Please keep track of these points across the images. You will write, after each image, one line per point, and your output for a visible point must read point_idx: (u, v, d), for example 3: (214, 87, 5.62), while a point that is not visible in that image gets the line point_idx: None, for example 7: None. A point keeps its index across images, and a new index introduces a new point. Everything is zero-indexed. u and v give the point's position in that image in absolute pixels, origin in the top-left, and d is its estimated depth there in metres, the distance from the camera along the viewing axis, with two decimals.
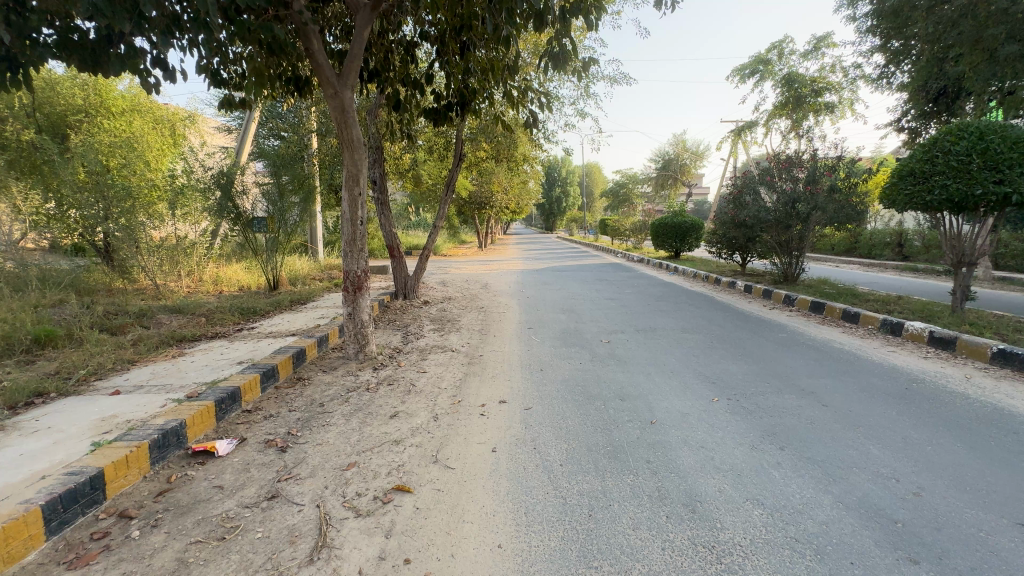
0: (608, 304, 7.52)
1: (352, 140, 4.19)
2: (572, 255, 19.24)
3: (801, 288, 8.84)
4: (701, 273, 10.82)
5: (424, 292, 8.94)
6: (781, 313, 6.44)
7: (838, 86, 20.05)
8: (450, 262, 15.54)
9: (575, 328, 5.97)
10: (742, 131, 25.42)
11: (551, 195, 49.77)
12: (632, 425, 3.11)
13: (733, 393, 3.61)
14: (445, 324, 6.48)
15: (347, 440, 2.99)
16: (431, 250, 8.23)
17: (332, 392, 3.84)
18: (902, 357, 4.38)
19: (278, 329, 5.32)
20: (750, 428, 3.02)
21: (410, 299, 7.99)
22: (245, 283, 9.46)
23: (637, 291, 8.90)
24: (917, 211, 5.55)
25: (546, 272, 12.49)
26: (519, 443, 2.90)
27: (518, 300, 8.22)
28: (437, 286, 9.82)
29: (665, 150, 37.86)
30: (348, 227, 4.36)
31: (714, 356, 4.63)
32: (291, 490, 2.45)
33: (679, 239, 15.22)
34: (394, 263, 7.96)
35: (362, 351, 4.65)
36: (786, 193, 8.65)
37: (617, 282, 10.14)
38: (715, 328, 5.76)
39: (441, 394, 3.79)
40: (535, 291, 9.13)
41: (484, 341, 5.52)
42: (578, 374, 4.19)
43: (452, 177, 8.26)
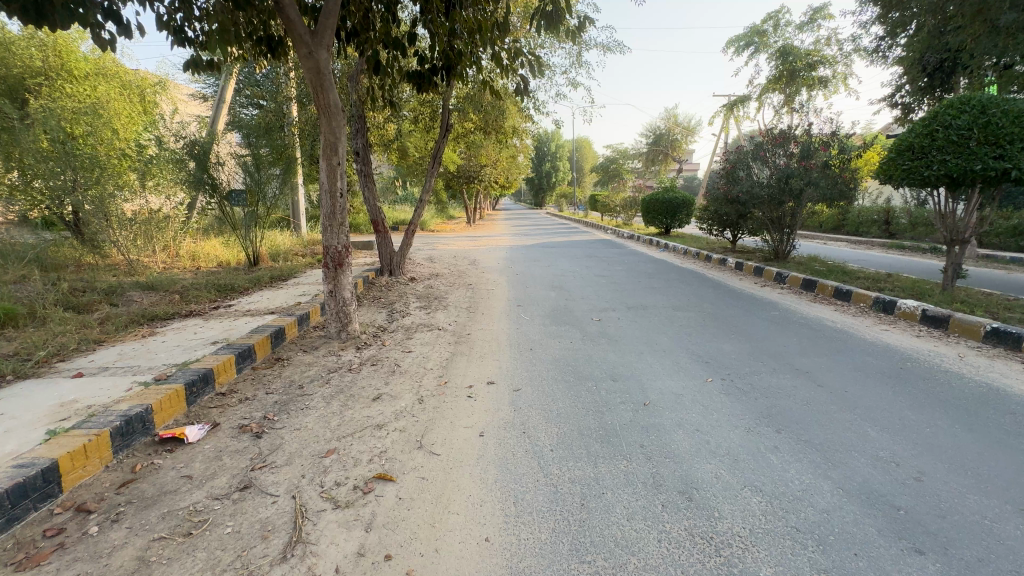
0: (599, 282, 7.38)
1: (330, 105, 3.91)
2: (562, 231, 19.05)
3: (791, 265, 8.78)
4: (692, 250, 10.72)
5: (411, 269, 8.70)
6: (773, 291, 6.37)
7: (833, 60, 19.75)
8: (438, 237, 15.23)
9: (566, 306, 5.83)
10: (735, 105, 25.07)
11: (540, 170, 49.12)
12: (624, 407, 3.00)
13: (727, 374, 3.51)
14: (432, 301, 6.30)
15: (326, 425, 2.84)
16: (417, 225, 7.94)
17: (312, 373, 3.67)
18: (895, 336, 4.33)
19: (256, 307, 5.09)
20: (746, 409, 2.93)
21: (396, 276, 7.76)
22: (224, 259, 9.14)
23: (628, 268, 8.77)
24: (914, 186, 5.43)
25: (535, 248, 12.30)
26: (508, 427, 2.77)
27: (508, 277, 8.04)
28: (424, 262, 9.60)
29: (656, 125, 37.35)
30: (326, 199, 4.12)
31: (707, 334, 4.54)
32: (265, 480, 2.30)
33: (670, 215, 15.08)
34: (378, 238, 7.70)
35: (344, 331, 4.46)
36: (780, 169, 8.51)
37: (608, 259, 9.99)
38: (708, 306, 5.66)
39: (427, 375, 3.64)
40: (524, 268, 8.95)
41: (471, 319, 5.37)
42: (569, 354, 4.07)
43: (439, 149, 7.94)
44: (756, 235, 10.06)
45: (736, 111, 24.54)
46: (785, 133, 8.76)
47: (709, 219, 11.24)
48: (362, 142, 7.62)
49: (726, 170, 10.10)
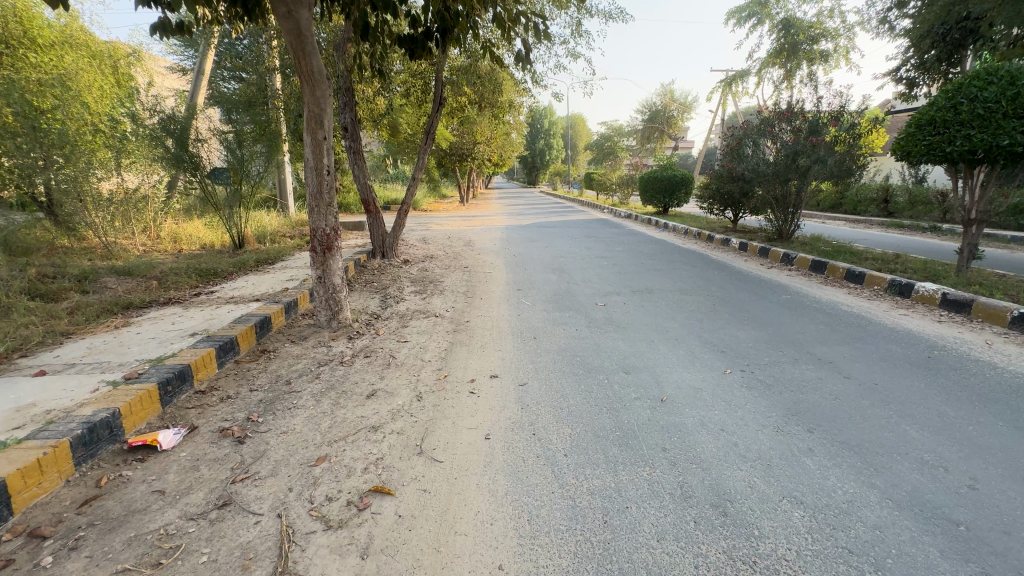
0: (600, 264, 7.11)
1: (313, 72, 3.53)
2: (557, 210, 18.69)
3: (796, 245, 8.56)
4: (692, 230, 10.45)
5: (404, 251, 8.37)
6: (782, 273, 6.14)
7: (835, 33, 19.24)
8: (431, 217, 14.83)
9: (568, 289, 5.58)
10: (733, 80, 24.51)
11: (534, 148, 48.28)
12: (640, 403, 2.77)
13: (746, 365, 3.29)
14: (427, 285, 6.01)
15: (316, 427, 2.58)
16: (410, 205, 7.58)
17: (301, 367, 3.40)
18: (916, 321, 4.12)
19: (240, 294, 4.78)
20: (772, 405, 2.71)
21: (389, 258, 7.43)
22: (207, 241, 8.75)
23: (628, 249, 8.50)
24: (934, 163, 5.18)
25: (531, 228, 11.96)
26: (516, 428, 2.54)
27: (505, 259, 7.75)
28: (417, 244, 9.27)
29: (652, 101, 36.61)
30: (312, 176, 3.76)
31: (720, 320, 4.31)
32: (247, 495, 2.05)
33: (668, 194, 14.77)
34: (370, 219, 7.35)
35: (335, 319, 4.18)
36: (787, 145, 8.20)
37: (607, 240, 9.72)
38: (716, 289, 5.43)
39: (425, 368, 3.38)
40: (522, 249, 8.65)
41: (470, 304, 5.10)
42: (575, 343, 3.82)
43: (432, 124, 7.52)
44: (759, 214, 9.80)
45: (735, 86, 24.01)
46: (795, 108, 8.48)
47: (711, 198, 10.93)
48: (351, 117, 7.19)
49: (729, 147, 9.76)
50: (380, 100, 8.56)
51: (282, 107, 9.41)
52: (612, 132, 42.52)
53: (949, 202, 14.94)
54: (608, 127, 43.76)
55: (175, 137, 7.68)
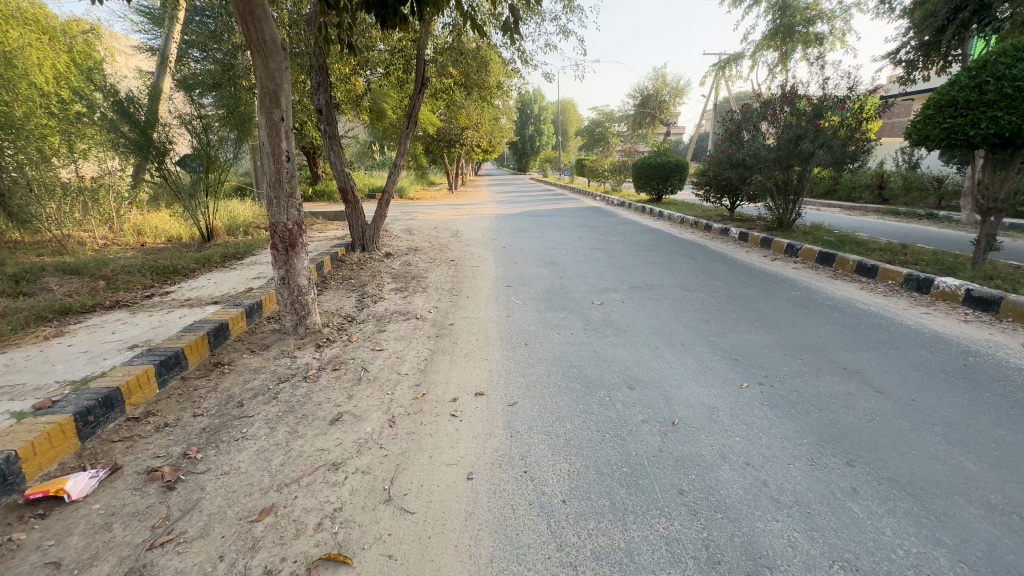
0: (595, 256, 6.71)
1: (265, 40, 3.03)
2: (548, 198, 18.22)
3: (796, 234, 8.22)
4: (688, 218, 10.08)
5: (387, 243, 7.89)
6: (787, 266, 5.78)
7: (831, 15, 18.77)
8: (417, 206, 14.30)
9: (561, 286, 5.18)
10: (726, 64, 24.01)
11: (523, 133, 47.49)
12: (649, 428, 2.39)
13: (764, 377, 2.92)
14: (410, 282, 5.57)
15: (265, 466, 2.16)
16: (392, 194, 7.06)
17: (258, 384, 2.97)
18: (941, 322, 3.78)
19: (199, 295, 4.29)
20: (802, 430, 2.34)
21: (370, 252, 6.95)
22: (175, 233, 8.19)
23: (623, 239, 8.10)
24: (954, 148, 4.81)
25: (522, 217, 11.50)
26: (504, 464, 2.15)
27: (494, 251, 7.32)
28: (401, 235, 8.79)
29: (643, 85, 35.93)
30: (268, 163, 3.26)
31: (727, 321, 3.94)
32: (166, 566, 1.63)
33: (662, 180, 14.36)
34: (348, 209, 6.85)
35: (301, 325, 3.73)
36: (790, 129, 7.80)
37: (600, 230, 9.30)
38: (720, 285, 5.06)
39: (400, 384, 2.96)
40: (512, 240, 8.20)
41: (454, 304, 4.67)
42: (571, 350, 3.42)
43: (415, 105, 6.98)
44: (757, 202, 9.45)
45: (728, 70, 23.52)
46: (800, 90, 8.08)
47: (708, 185, 10.52)
48: (324, 98, 6.64)
49: (729, 132, 9.36)
50: (357, 82, 7.98)
51: (253, 89, 8.78)
52: (603, 118, 41.91)
53: (943, 189, 14.73)
54: (599, 112, 43.10)
55: (134, 121, 7.07)
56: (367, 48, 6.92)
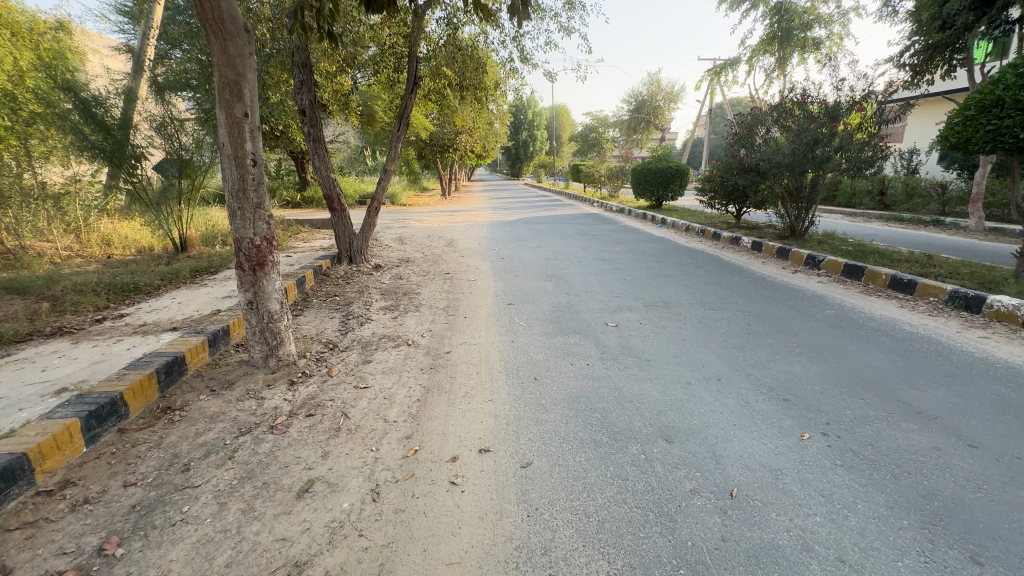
0: (601, 269, 6.24)
1: (223, 21, 2.52)
2: (544, 204, 17.80)
3: (810, 243, 7.79)
4: (693, 226, 9.65)
5: (377, 254, 7.36)
6: (812, 280, 5.33)
7: (829, 19, 18.57)
8: (409, 213, 13.77)
9: (569, 304, 4.68)
10: (722, 69, 23.79)
11: (517, 139, 47.23)
12: (702, 503, 1.89)
13: (826, 424, 2.43)
14: (401, 299, 5.04)
15: (204, 570, 1.62)
16: (382, 202, 6.54)
17: (213, 437, 2.42)
18: (1007, 348, 3.33)
19: (156, 320, 3.73)
20: (897, 506, 1.85)
21: (357, 264, 6.43)
22: (146, 244, 7.60)
23: (629, 249, 7.63)
24: (1001, 151, 4.39)
25: (519, 225, 11.00)
26: (522, 563, 1.63)
27: (492, 263, 6.83)
28: (393, 245, 8.27)
29: (637, 90, 35.74)
30: (230, 167, 2.73)
31: (763, 348, 3.45)
32: None
33: (662, 186, 13.97)
34: (334, 218, 6.33)
35: (273, 357, 3.19)
36: (804, 133, 7.40)
37: (603, 238, 8.83)
38: (744, 302, 4.59)
39: (388, 436, 2.43)
40: (510, 251, 7.70)
41: (451, 326, 4.15)
42: (590, 387, 2.92)
43: (408, 105, 6.48)
44: (766, 209, 9.04)
45: (724, 74, 23.29)
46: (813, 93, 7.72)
47: (714, 191, 10.09)
48: (309, 98, 6.14)
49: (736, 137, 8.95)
50: (343, 82, 7.48)
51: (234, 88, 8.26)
52: (597, 123, 41.72)
53: (947, 195, 14.47)
54: (592, 118, 42.89)
55: (100, 124, 6.50)
56: (355, 45, 6.44)
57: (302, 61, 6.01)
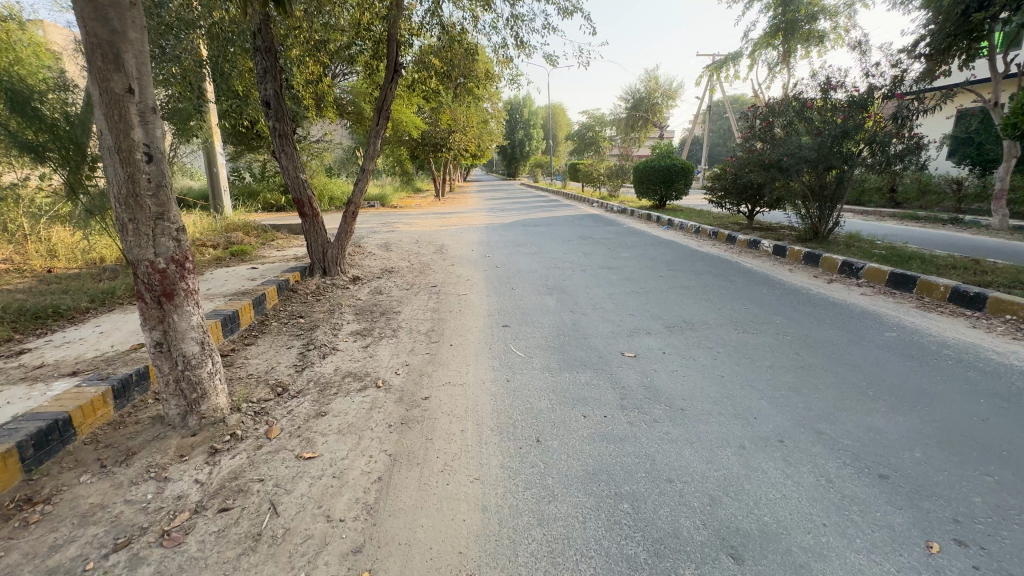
0: (609, 280, 5.51)
1: None
2: (542, 204, 17.14)
3: (836, 246, 7.07)
4: (703, 228, 8.93)
5: (358, 263, 6.62)
6: (854, 292, 4.62)
7: (835, 11, 17.95)
8: (399, 216, 13.02)
9: (575, 326, 3.95)
10: (723, 64, 23.15)
11: (513, 138, 46.56)
12: None
13: (955, 524, 1.70)
14: (378, 320, 4.30)
15: None
16: (360, 205, 5.78)
17: (73, 555, 1.67)
18: None
19: (59, 359, 2.97)
20: None
21: (332, 276, 5.69)
22: (96, 254, 6.68)
23: (637, 256, 6.92)
24: None
25: (515, 228, 10.27)
26: None
27: (485, 272, 6.11)
28: (377, 252, 7.55)
29: (635, 87, 35.11)
30: (113, 166, 1.98)
31: (825, 390, 2.72)
32: None
33: (665, 185, 13.27)
34: (305, 224, 5.60)
35: (193, 415, 2.43)
36: (831, 126, 6.69)
37: (606, 243, 8.11)
38: (783, 323, 3.86)
39: (331, 548, 1.69)
40: (506, 258, 6.98)
41: (434, 358, 3.40)
42: (612, 457, 2.18)
43: (388, 95, 5.71)
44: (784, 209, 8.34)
45: (725, 70, 22.65)
46: (837, 82, 7.03)
47: (724, 189, 9.36)
48: (274, 89, 5.41)
49: (749, 131, 8.25)
50: (319, 75, 6.75)
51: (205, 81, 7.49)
52: (593, 122, 41.13)
53: (963, 191, 13.86)
54: (589, 116, 42.26)
55: (39, 120, 5.57)
56: (328, 29, 5.73)
57: (265, 47, 5.30)
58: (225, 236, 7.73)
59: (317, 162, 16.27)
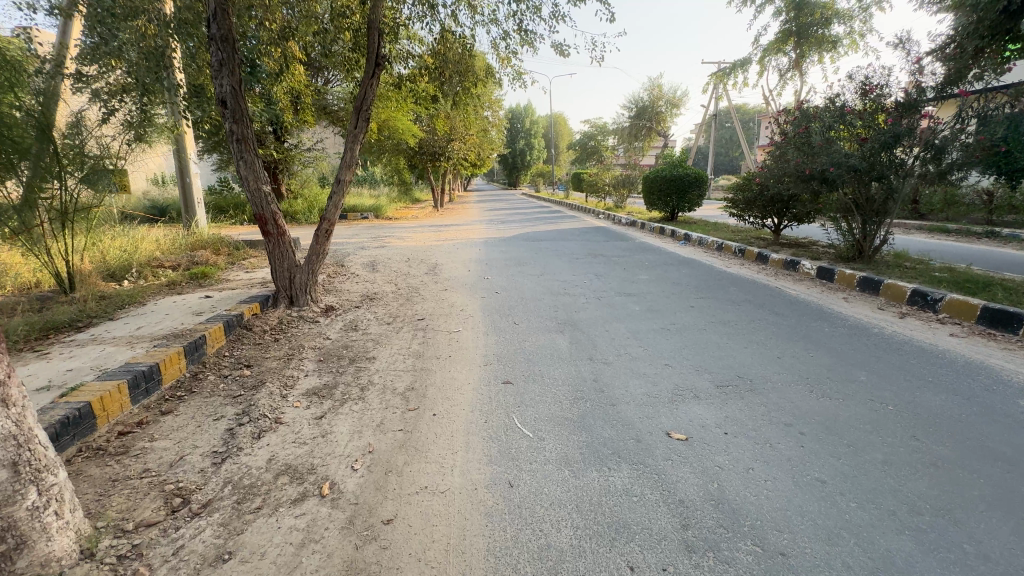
0: (630, 312, 4.60)
1: None
2: (545, 215, 16.32)
3: (885, 267, 6.17)
4: (727, 244, 8.02)
5: (335, 288, 5.73)
6: (944, 334, 3.69)
7: (850, 15, 17.24)
8: (392, 228, 12.14)
9: (598, 386, 3.03)
10: (731, 71, 22.42)
11: (514, 147, 45.94)
12: None
13: None
14: (345, 372, 3.39)
15: None
16: (334, 222, 4.90)
17: None
18: None
19: None
20: None
21: (301, 307, 4.79)
22: (28, 276, 5.23)
23: (658, 278, 6.02)
24: None
25: (517, 243, 9.39)
26: None
27: (483, 301, 5.21)
28: (361, 274, 6.67)
29: (638, 96, 34.46)
30: None
31: (993, 516, 1.80)
32: None
33: (677, 195, 12.41)
34: (269, 245, 4.73)
35: None
36: (879, 135, 5.77)
37: (620, 262, 7.22)
38: (871, 382, 2.94)
39: None
40: (507, 281, 6.08)
41: (409, 440, 2.48)
42: None
43: (366, 92, 4.86)
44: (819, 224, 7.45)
45: (734, 77, 21.93)
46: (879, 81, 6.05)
47: (747, 202, 8.47)
48: (232, 84, 4.55)
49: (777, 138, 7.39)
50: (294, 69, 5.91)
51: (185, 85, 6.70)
52: (596, 131, 40.54)
53: (995, 202, 12.96)
54: (591, 125, 41.64)
55: None
56: (299, 15, 4.95)
57: (220, 35, 4.44)
58: (189, 255, 6.84)
59: (308, 171, 15.48)
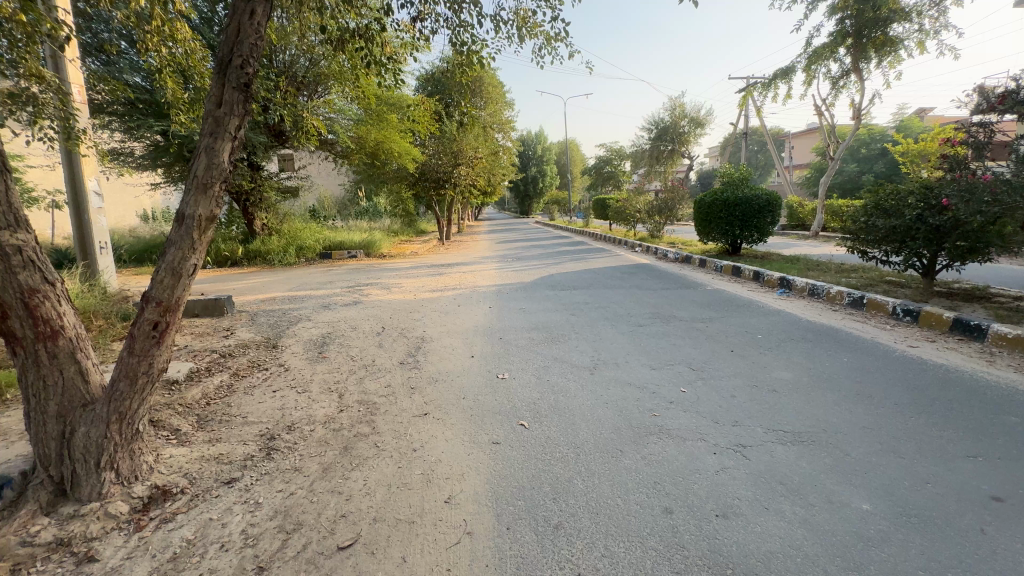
0: (862, 531, 1.84)
1: None
2: (570, 249, 13.71)
3: None
4: (868, 297, 5.19)
5: (217, 418, 3.06)
6: None
7: (919, 10, 14.65)
8: (381, 272, 9.57)
9: None
10: (770, 83, 19.94)
11: (526, 175, 43.86)
12: None
13: None
14: None
15: None
16: (171, 306, 2.26)
17: None
18: None
19: None
20: None
21: (83, 502, 2.13)
22: None
23: (819, 384, 3.26)
24: None
25: (544, 296, 6.69)
26: None
27: (494, 460, 2.49)
28: (290, 369, 3.99)
29: (658, 117, 32.19)
30: None
31: None
32: None
33: (742, 221, 9.63)
34: (21, 361, 2.10)
35: None
36: None
37: (716, 335, 4.47)
38: None
39: None
40: (538, 390, 3.35)
41: None
42: None
43: (238, 30, 2.30)
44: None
45: (773, 89, 19.50)
46: None
47: (886, 234, 5.67)
48: None
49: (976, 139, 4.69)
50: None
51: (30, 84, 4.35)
52: (613, 155, 38.27)
53: None
54: (608, 149, 39.41)
55: None
56: None
57: None
58: None
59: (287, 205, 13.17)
